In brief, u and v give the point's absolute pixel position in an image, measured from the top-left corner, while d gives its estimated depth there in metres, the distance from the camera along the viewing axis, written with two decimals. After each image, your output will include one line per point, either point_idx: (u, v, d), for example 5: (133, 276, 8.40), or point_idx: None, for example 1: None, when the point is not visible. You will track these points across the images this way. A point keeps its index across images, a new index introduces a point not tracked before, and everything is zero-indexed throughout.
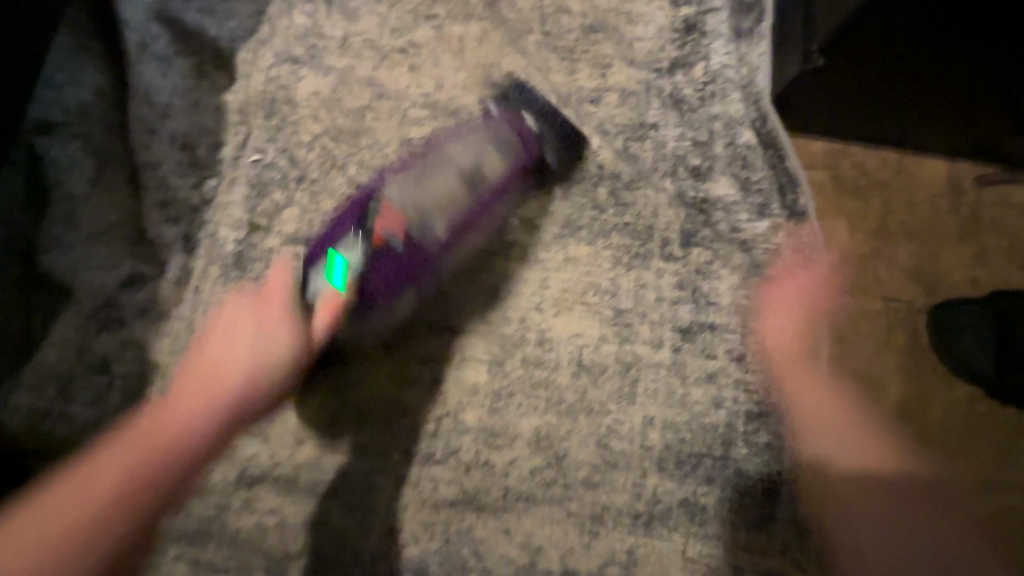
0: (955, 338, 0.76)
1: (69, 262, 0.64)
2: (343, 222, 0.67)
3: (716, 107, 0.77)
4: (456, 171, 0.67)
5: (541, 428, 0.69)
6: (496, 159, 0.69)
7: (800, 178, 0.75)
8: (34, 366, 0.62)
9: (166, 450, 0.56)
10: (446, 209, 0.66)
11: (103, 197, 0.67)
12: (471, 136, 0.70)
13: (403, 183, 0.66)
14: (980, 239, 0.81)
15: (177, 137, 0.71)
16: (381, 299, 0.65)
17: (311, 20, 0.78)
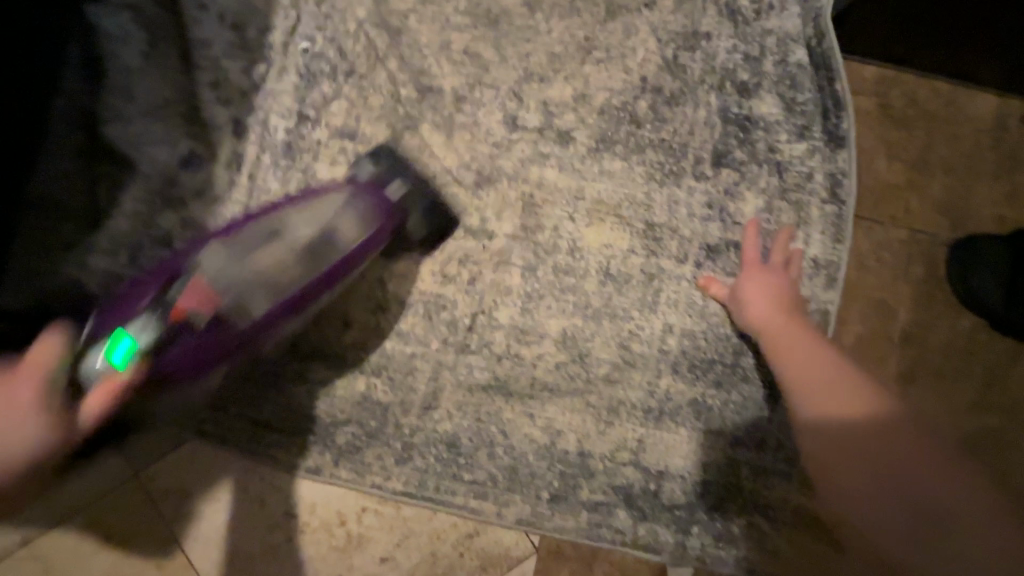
0: (969, 270, 0.79)
1: (130, 133, 0.67)
2: (145, 285, 0.57)
3: (772, 22, 0.76)
4: (292, 249, 0.59)
5: (568, 329, 0.74)
6: (354, 230, 0.63)
7: (847, 101, 0.75)
8: (108, 233, 0.65)
9: (26, 400, 0.49)
10: (278, 293, 0.58)
11: (156, 71, 0.68)
12: (341, 231, 0.62)
13: (230, 251, 0.57)
14: (1014, 178, 0.82)
15: (227, 15, 0.71)
16: (178, 379, 0.56)
17: None
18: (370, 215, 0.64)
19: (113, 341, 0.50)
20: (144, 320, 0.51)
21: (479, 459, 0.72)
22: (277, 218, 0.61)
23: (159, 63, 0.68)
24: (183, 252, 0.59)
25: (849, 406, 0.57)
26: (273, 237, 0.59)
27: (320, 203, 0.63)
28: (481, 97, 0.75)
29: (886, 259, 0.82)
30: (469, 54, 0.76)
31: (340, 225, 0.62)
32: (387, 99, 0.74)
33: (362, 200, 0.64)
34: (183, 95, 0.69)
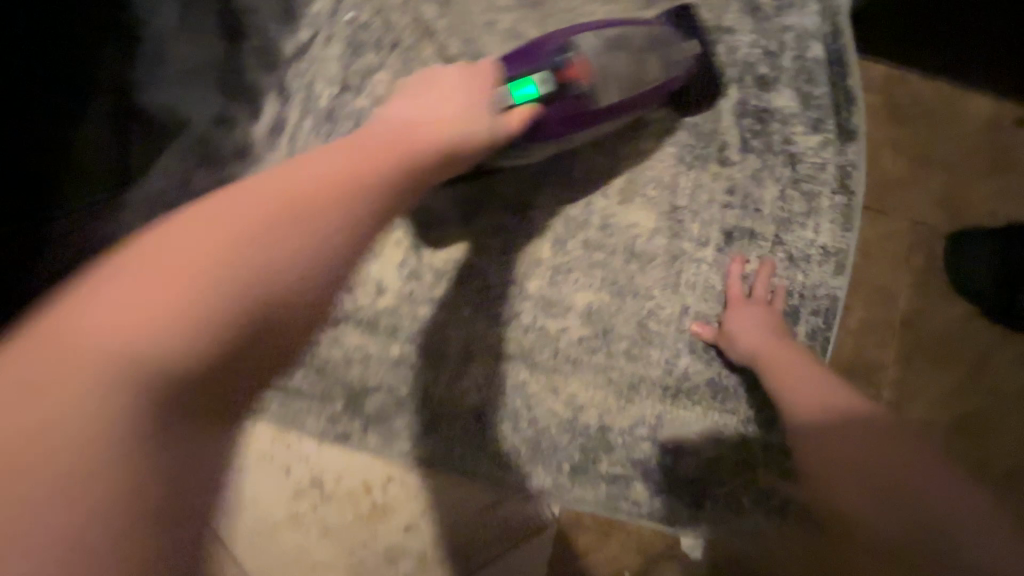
0: (960, 262, 0.85)
1: (165, 96, 0.67)
2: (534, 52, 0.68)
3: (792, 18, 0.80)
4: (608, 62, 0.67)
5: (593, 304, 0.76)
6: (658, 68, 0.71)
7: (858, 97, 0.78)
8: (142, 193, 0.68)
9: (195, 308, 0.36)
10: (624, 84, 0.68)
11: (197, 36, 0.68)
12: (654, 61, 0.70)
13: (596, 47, 0.67)
14: (1008, 176, 0.87)
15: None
16: (538, 136, 0.66)
17: None
18: (671, 46, 0.72)
19: (521, 84, 0.63)
20: (543, 75, 0.63)
21: (504, 430, 0.74)
22: (604, 31, 0.69)
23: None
24: (542, 39, 0.69)
25: (834, 412, 0.64)
26: (609, 42, 0.67)
27: (653, 35, 0.71)
28: None
29: (887, 248, 0.87)
30: (511, 33, 0.79)
31: (648, 55, 0.70)
32: None
33: (673, 37, 0.73)
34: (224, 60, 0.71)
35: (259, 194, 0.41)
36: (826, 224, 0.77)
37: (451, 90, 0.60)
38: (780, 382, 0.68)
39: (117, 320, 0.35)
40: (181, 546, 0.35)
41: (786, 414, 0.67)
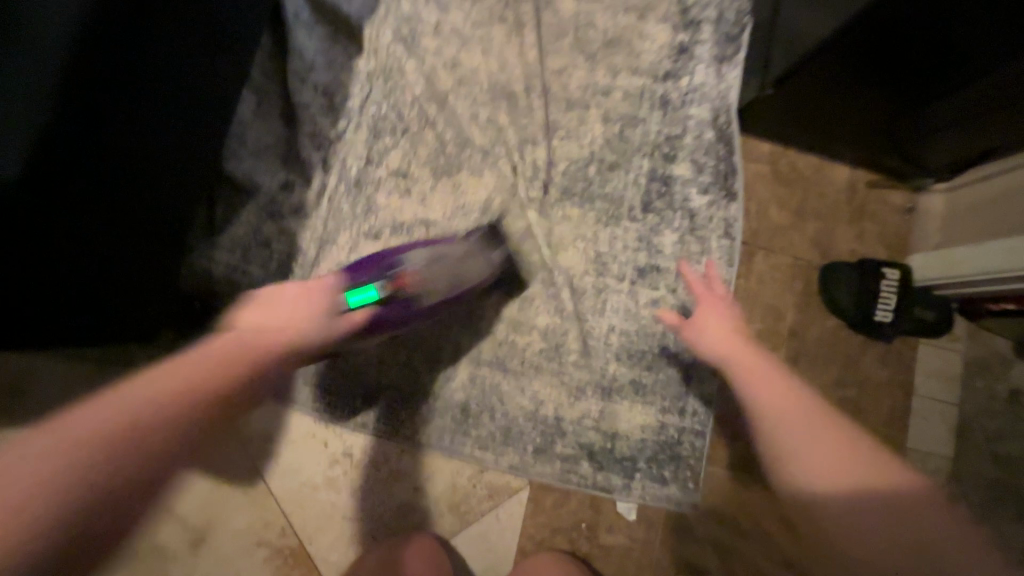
0: (833, 287, 1.10)
1: (246, 168, 0.96)
2: (360, 267, 0.79)
3: (692, 110, 1.09)
4: (451, 269, 0.84)
5: (548, 325, 1.02)
6: (476, 270, 0.89)
7: (739, 168, 1.07)
8: (229, 236, 0.94)
9: (161, 408, 0.53)
10: (450, 284, 0.84)
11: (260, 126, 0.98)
12: (468, 270, 0.88)
13: (430, 256, 0.83)
14: (863, 223, 1.15)
15: (319, 87, 0.99)
16: (382, 326, 0.78)
17: (413, 9, 1.06)
18: (487, 263, 0.93)
19: (363, 289, 0.73)
20: (381, 283, 0.75)
21: (484, 419, 0.99)
22: (436, 246, 0.85)
23: (265, 118, 0.98)
24: (380, 252, 0.82)
25: (817, 438, 0.66)
26: (436, 256, 0.83)
27: (460, 244, 0.89)
28: (499, 152, 1.04)
29: (777, 275, 1.12)
30: (491, 120, 1.05)
31: (468, 267, 0.88)
32: (433, 151, 1.03)
33: (488, 251, 0.93)
34: (282, 142, 0.99)
35: (198, 362, 0.59)
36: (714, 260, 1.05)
37: (296, 311, 0.70)
38: (779, 417, 0.70)
39: (119, 426, 0.50)
40: (101, 532, 0.46)
41: (774, 461, 0.68)
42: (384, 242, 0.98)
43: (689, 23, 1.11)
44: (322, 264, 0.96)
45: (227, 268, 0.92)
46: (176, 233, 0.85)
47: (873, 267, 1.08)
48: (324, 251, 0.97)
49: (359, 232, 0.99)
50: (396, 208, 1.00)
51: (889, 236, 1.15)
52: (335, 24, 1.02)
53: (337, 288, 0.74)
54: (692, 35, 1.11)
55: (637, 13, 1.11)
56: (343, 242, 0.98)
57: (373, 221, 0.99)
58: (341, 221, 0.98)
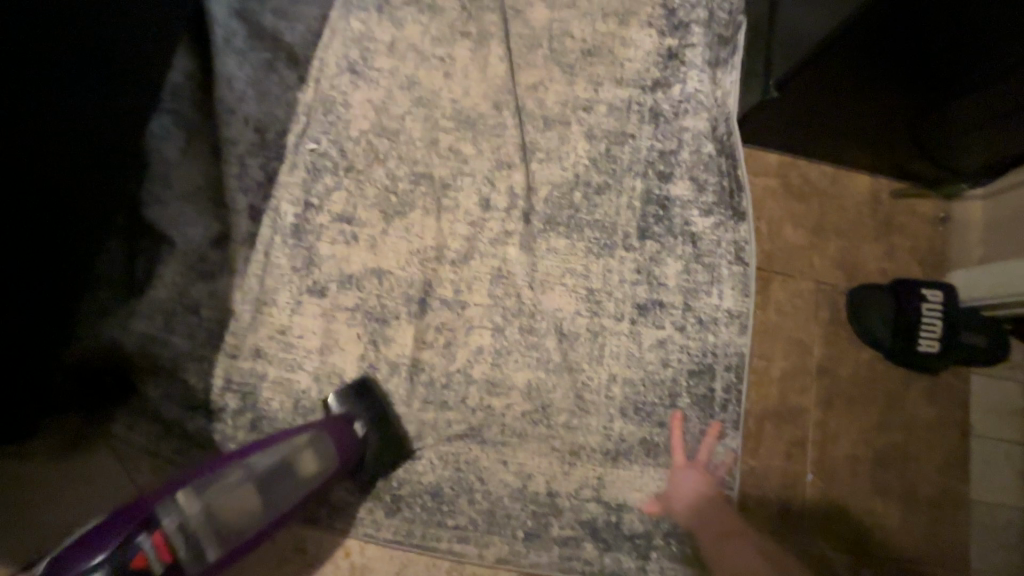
0: (865, 315, 0.95)
1: (170, 212, 0.80)
2: (105, 526, 0.57)
3: (687, 121, 0.96)
4: (251, 486, 0.63)
5: (533, 381, 0.86)
6: (313, 464, 0.69)
7: (747, 184, 0.94)
8: (149, 301, 0.78)
9: None
10: (214, 533, 0.60)
11: (191, 162, 0.83)
12: (296, 462, 0.68)
13: (196, 491, 0.60)
14: (890, 239, 1.01)
15: (250, 121, 0.86)
16: None
17: (365, 27, 0.93)
18: (326, 457, 0.71)
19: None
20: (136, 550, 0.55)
21: (461, 504, 0.83)
22: (226, 467, 0.64)
23: (194, 155, 0.84)
24: (132, 504, 0.59)
25: None
26: (232, 480, 0.63)
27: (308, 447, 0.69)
28: (461, 184, 0.91)
29: (798, 305, 0.97)
30: (453, 149, 0.92)
31: (294, 459, 0.68)
32: (382, 189, 0.89)
33: (325, 443, 0.71)
34: (214, 183, 0.84)
35: None
36: (728, 290, 0.91)
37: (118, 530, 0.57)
38: None
39: None
40: None
41: None
42: (332, 300, 0.85)
43: (676, 27, 0.99)
44: (260, 329, 0.83)
45: (140, 339, 0.77)
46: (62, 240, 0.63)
47: (909, 289, 0.94)
48: (262, 313, 0.83)
49: (303, 290, 0.85)
50: (342, 258, 0.86)
51: (923, 252, 1.01)
52: (272, 50, 0.89)
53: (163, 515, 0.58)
54: (681, 39, 0.99)
55: (616, 19, 0.99)
56: (284, 303, 0.84)
57: (317, 276, 0.85)
58: (281, 279, 0.84)
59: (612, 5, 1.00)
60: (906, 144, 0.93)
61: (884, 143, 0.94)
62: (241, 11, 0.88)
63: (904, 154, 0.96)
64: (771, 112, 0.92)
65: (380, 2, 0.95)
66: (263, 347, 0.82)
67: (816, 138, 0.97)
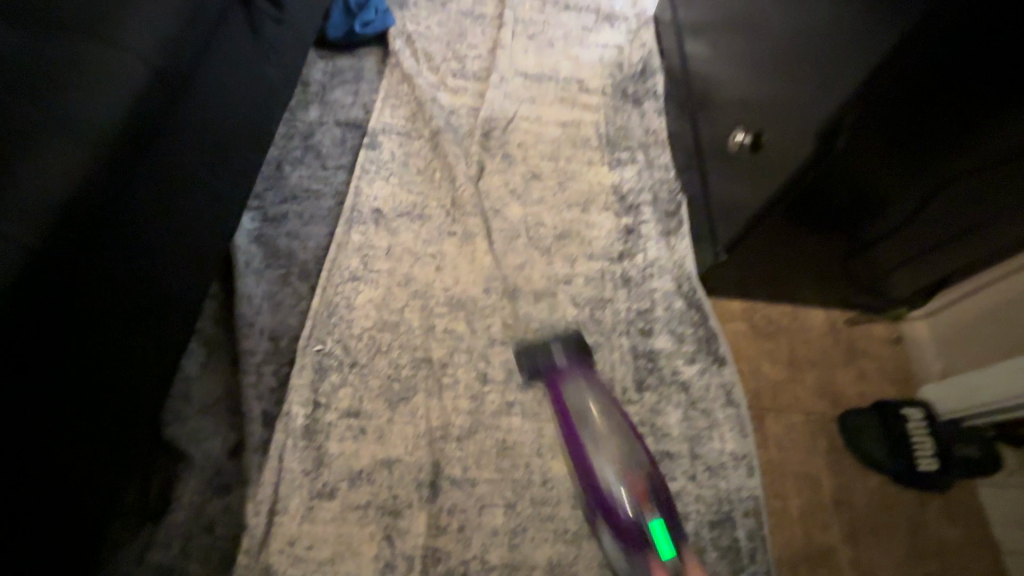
0: (861, 441, 0.99)
1: (187, 427, 0.82)
2: None
3: (655, 283, 1.09)
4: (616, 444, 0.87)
5: (554, 557, 0.84)
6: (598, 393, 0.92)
7: (718, 331, 1.04)
8: (165, 527, 0.76)
9: None
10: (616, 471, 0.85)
11: (210, 376, 0.88)
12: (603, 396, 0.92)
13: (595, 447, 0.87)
14: (859, 363, 1.10)
15: (266, 331, 0.94)
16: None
17: (364, 237, 1.07)
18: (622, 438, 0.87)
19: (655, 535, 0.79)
20: None
21: None
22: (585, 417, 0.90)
23: (213, 368, 0.89)
24: None
25: None
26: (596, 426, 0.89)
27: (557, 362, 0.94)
28: (458, 360, 0.97)
29: (797, 439, 1.01)
30: (450, 331, 0.99)
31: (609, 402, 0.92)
32: (386, 378, 0.94)
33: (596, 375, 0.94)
34: (233, 393, 0.88)
35: None
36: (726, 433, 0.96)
37: None
38: None
39: None
40: None
41: None
42: (345, 497, 0.84)
43: (629, 209, 1.19)
44: (273, 542, 0.79)
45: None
46: (80, 455, 0.63)
47: (891, 411, 1.00)
48: (276, 522, 0.80)
49: (315, 492, 0.83)
50: (351, 454, 0.87)
51: (892, 372, 1.10)
52: (286, 265, 1.01)
53: None
54: (635, 218, 1.18)
55: (579, 207, 1.19)
56: (295, 509, 0.82)
57: (326, 478, 0.85)
58: (292, 483, 0.83)
59: (573, 197, 1.20)
60: (846, 279, 1.08)
61: (826, 280, 1.09)
62: (260, 237, 1.03)
63: (847, 288, 1.10)
64: (722, 269, 1.08)
65: (377, 216, 1.10)
66: (273, 564, 0.78)
67: (768, 284, 1.10)
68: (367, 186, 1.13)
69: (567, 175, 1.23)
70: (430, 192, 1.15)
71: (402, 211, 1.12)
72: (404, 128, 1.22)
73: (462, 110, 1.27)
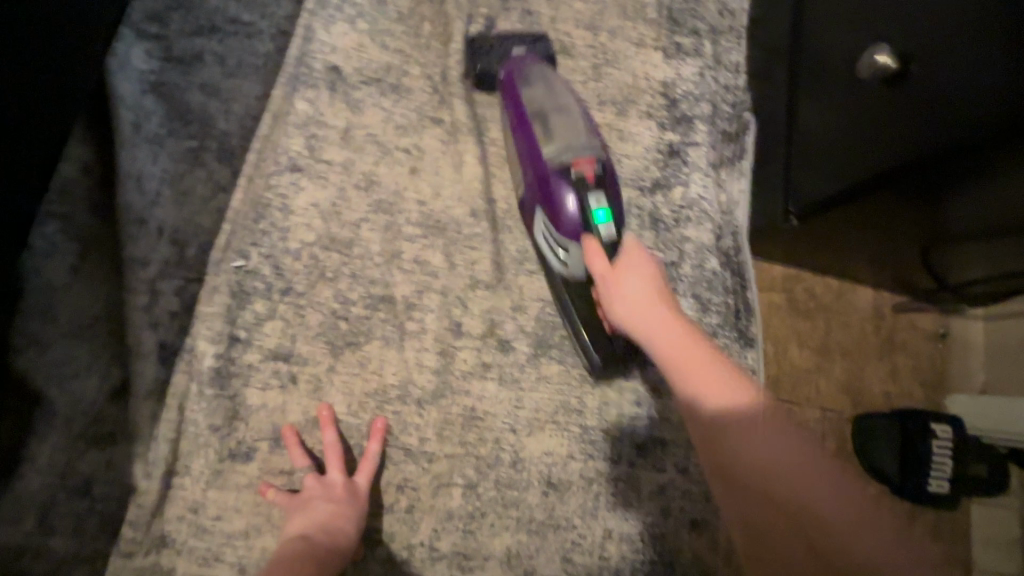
0: (872, 450, 0.88)
1: (57, 358, 0.59)
2: (303, 538, 0.61)
3: (689, 230, 0.86)
4: (571, 105, 0.74)
5: (512, 547, 0.72)
6: (537, 88, 0.75)
7: (755, 305, 0.85)
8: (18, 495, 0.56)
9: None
10: (540, 113, 0.73)
11: (83, 289, 0.62)
12: (552, 108, 0.73)
13: (540, 118, 0.73)
14: (893, 357, 0.94)
15: (166, 230, 0.68)
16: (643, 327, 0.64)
17: (312, 108, 0.76)
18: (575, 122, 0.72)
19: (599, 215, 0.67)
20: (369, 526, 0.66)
21: None
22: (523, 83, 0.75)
23: (90, 275, 0.63)
24: (334, 503, 0.64)
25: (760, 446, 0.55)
26: (540, 112, 0.73)
27: (526, 90, 0.75)
28: (428, 304, 0.75)
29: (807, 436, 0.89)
30: (419, 260, 0.76)
31: (563, 105, 0.74)
32: (329, 314, 0.72)
33: (541, 66, 0.77)
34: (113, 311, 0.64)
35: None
36: None
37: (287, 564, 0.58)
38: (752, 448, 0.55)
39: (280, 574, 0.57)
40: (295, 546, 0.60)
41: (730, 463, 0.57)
42: (265, 462, 0.67)
43: (679, 123, 0.90)
44: (169, 510, 0.64)
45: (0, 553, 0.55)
46: None
47: (917, 420, 0.86)
48: (172, 489, 0.64)
49: (225, 455, 0.66)
50: (275, 409, 0.68)
51: (925, 372, 0.94)
52: (199, 136, 0.72)
53: (307, 527, 0.62)
54: (683, 136, 0.89)
55: (614, 107, 0.89)
56: (200, 472, 0.65)
57: (243, 435, 0.67)
58: (195, 443, 0.65)
59: (609, 91, 0.89)
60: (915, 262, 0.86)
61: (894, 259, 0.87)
62: (163, 89, 0.71)
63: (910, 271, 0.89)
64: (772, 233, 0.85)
65: (333, 77, 0.78)
66: (170, 532, 0.64)
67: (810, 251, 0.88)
68: (323, 28, 0.79)
69: (606, 56, 0.90)
70: (412, 52, 0.81)
71: (369, 75, 0.79)
72: None
73: None
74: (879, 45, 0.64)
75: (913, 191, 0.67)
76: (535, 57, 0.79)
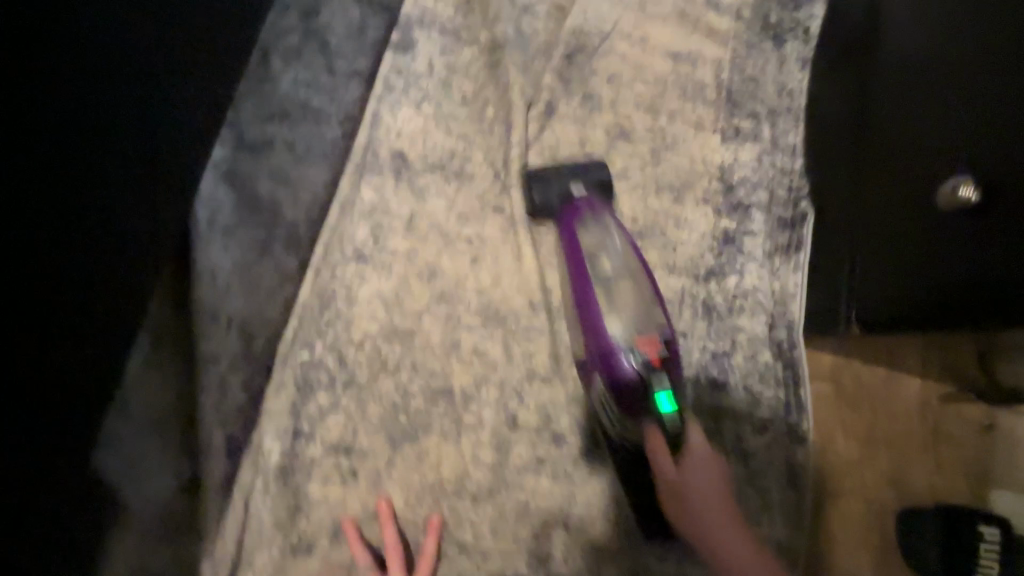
0: (918, 547, 0.87)
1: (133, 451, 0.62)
2: None
3: (743, 320, 0.86)
4: (630, 251, 0.74)
5: None
6: (592, 226, 0.76)
7: (807, 400, 0.84)
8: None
9: None
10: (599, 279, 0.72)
11: (160, 380, 0.65)
12: (611, 254, 0.73)
13: (596, 259, 0.73)
14: (939, 450, 0.92)
15: (235, 322, 0.69)
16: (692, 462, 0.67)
17: (378, 196, 0.77)
18: (637, 279, 0.72)
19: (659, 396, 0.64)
20: None
21: None
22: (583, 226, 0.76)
23: (162, 367, 0.65)
24: None
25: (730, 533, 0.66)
26: (597, 258, 0.73)
27: (584, 234, 0.75)
28: (486, 396, 0.75)
29: (850, 529, 0.89)
30: (478, 352, 0.76)
31: (617, 253, 0.73)
32: (390, 407, 0.72)
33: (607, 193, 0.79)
34: (188, 409, 0.66)
35: None
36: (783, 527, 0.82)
37: None
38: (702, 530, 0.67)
39: None
40: None
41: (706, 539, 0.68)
42: (325, 557, 0.68)
43: (735, 208, 0.89)
44: None
45: None
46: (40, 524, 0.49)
47: (964, 518, 0.86)
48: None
49: (288, 550, 0.67)
50: (337, 503, 0.70)
51: (972, 466, 0.91)
52: (268, 224, 0.73)
53: None
54: (739, 223, 0.89)
55: (671, 193, 0.89)
56: (262, 567, 0.66)
57: (304, 529, 0.68)
58: (258, 537, 0.66)
59: (667, 177, 0.89)
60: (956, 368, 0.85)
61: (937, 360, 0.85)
62: (231, 175, 0.72)
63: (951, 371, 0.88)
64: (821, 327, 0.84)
65: (398, 164, 0.78)
66: None
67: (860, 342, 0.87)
68: (389, 112, 0.80)
69: (665, 140, 0.89)
70: (475, 137, 0.81)
71: (434, 161, 0.79)
72: (451, 23, 0.84)
73: (540, 6, 0.87)
74: (961, 175, 0.63)
75: (989, 316, 0.66)
76: (593, 202, 0.78)
